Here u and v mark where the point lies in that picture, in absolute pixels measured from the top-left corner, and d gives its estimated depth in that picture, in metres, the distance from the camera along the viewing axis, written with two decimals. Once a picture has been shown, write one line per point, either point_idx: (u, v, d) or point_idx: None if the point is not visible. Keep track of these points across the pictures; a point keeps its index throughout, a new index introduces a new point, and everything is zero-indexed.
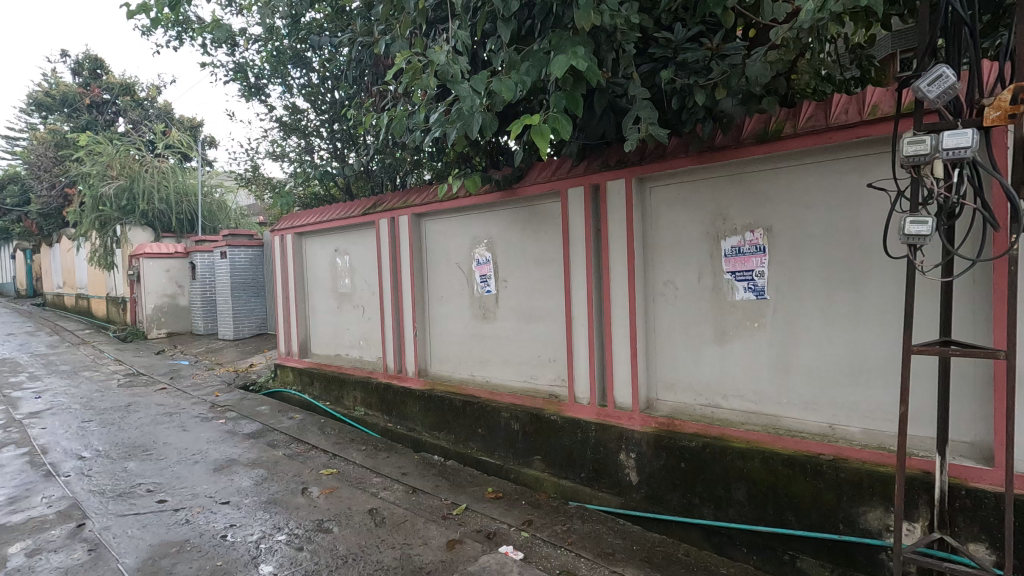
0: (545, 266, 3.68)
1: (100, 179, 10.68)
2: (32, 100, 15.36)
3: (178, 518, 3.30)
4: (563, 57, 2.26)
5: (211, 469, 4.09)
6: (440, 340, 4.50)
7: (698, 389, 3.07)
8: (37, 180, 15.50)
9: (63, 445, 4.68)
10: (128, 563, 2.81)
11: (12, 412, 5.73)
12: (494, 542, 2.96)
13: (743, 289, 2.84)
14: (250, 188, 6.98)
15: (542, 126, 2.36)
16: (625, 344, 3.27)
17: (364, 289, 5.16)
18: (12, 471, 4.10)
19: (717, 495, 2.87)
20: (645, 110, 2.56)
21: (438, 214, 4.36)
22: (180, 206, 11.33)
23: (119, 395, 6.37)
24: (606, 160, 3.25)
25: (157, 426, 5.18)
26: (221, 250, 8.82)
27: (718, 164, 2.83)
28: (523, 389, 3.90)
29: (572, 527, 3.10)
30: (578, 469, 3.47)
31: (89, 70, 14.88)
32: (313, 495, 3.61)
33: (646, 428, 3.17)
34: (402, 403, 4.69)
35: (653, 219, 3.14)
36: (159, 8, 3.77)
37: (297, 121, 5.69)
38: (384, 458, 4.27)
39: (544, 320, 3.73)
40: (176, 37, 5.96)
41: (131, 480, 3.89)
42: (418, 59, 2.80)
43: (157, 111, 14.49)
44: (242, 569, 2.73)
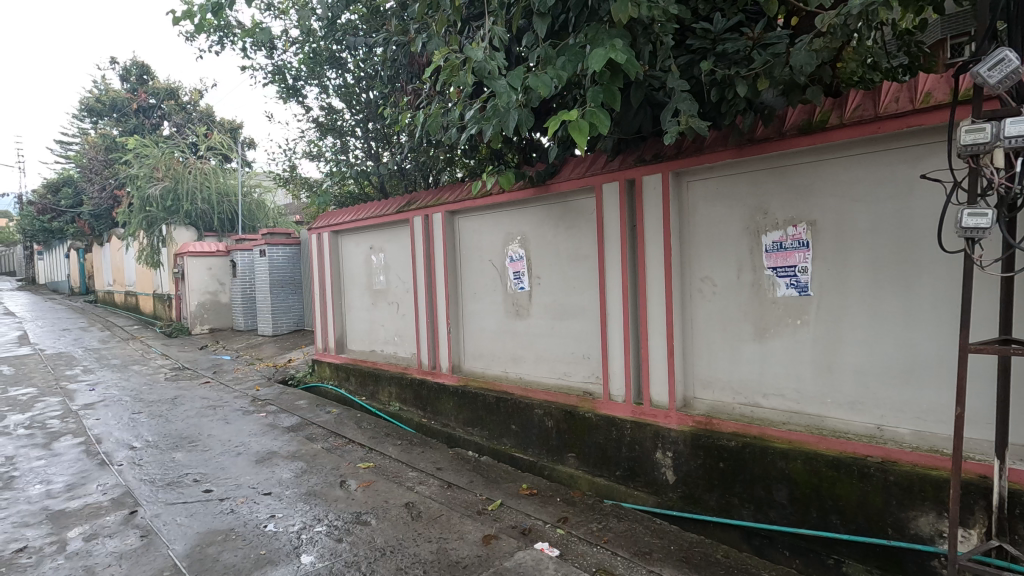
0: (578, 263, 3.66)
1: (146, 181, 11.13)
2: (83, 106, 16.11)
3: (223, 508, 3.41)
4: (601, 50, 2.23)
5: (252, 461, 4.21)
6: (474, 336, 4.52)
7: (737, 388, 3.00)
8: (88, 182, 16.25)
9: (115, 435, 4.90)
10: (178, 549, 2.92)
11: (69, 403, 6.03)
12: (529, 538, 2.97)
13: (785, 285, 2.75)
14: (288, 188, 7.14)
15: (580, 121, 2.32)
16: (661, 341, 3.22)
17: (399, 286, 5.23)
18: (70, 459, 4.32)
19: (758, 496, 2.80)
20: (685, 102, 2.50)
21: (471, 211, 4.37)
22: (221, 206, 11.69)
23: (166, 389, 6.63)
24: (642, 154, 3.20)
25: (202, 419, 5.36)
26: (260, 248, 9.07)
27: (758, 157, 2.76)
28: (557, 386, 3.89)
29: (607, 525, 3.07)
30: (612, 468, 3.44)
31: (136, 76, 15.55)
32: (351, 488, 3.68)
33: (683, 427, 3.11)
34: (436, 399, 4.74)
35: (691, 215, 3.08)
36: (202, 14, 3.88)
37: (333, 121, 5.80)
38: (419, 453, 4.32)
39: (578, 317, 3.71)
40: (217, 41, 6.14)
41: (179, 470, 4.04)
42: (455, 56, 2.80)
43: (199, 114, 14.99)
44: (285, 559, 2.80)
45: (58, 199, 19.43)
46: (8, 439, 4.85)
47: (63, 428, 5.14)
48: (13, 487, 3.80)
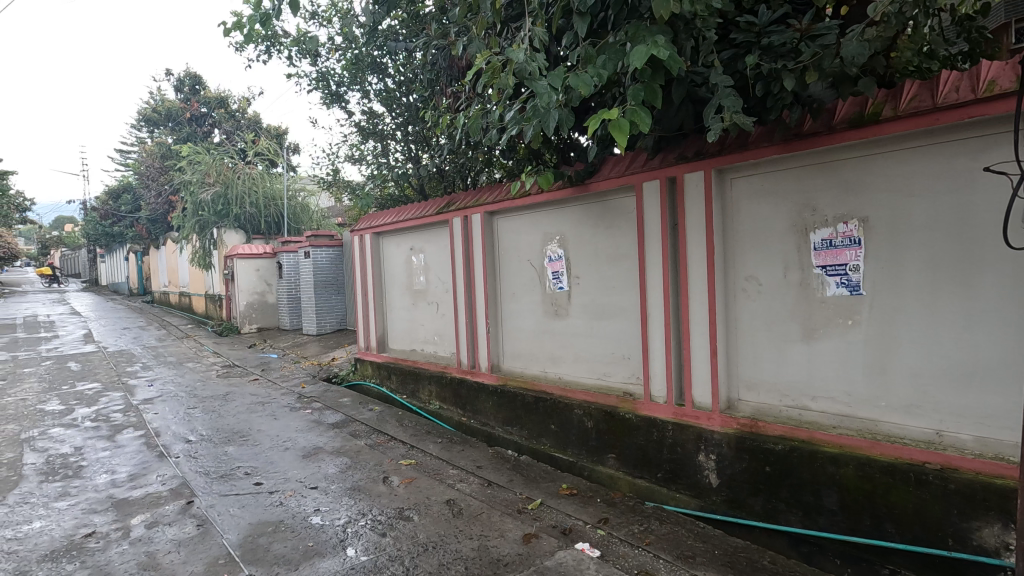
0: (618, 262, 3.63)
1: (199, 186, 11.64)
2: (141, 116, 16.98)
3: (273, 501, 3.54)
4: (643, 48, 2.21)
5: (299, 456, 4.35)
6: (512, 335, 4.55)
7: (784, 390, 2.91)
8: (146, 189, 17.11)
9: (173, 429, 5.14)
10: (232, 538, 3.05)
11: (130, 398, 6.37)
12: (570, 538, 2.96)
13: (835, 284, 2.66)
14: (331, 191, 7.34)
15: (621, 120, 2.30)
16: (704, 340, 3.15)
17: (439, 286, 5.29)
18: (132, 451, 4.57)
19: (806, 502, 2.72)
20: (728, 98, 2.45)
21: (509, 211, 4.40)
22: (268, 209, 12.12)
23: (218, 385, 6.92)
24: (683, 152, 3.15)
25: (252, 414, 5.58)
26: (305, 250, 9.37)
27: (806, 153, 2.68)
28: (596, 386, 3.87)
29: (649, 527, 3.03)
30: (654, 469, 3.40)
31: (189, 86, 16.24)
32: (394, 484, 3.76)
33: (726, 429, 3.05)
34: (475, 397, 4.79)
35: (734, 212, 3.02)
36: (251, 25, 4.03)
37: (374, 125, 5.93)
38: (459, 451, 4.37)
39: (618, 317, 3.68)
40: (264, 50, 6.36)
41: (231, 463, 4.21)
42: (496, 58, 2.82)
43: (247, 121, 15.56)
44: (332, 551, 2.88)
45: (119, 204, 20.55)
46: (76, 431, 5.17)
47: (125, 421, 5.43)
48: (81, 476, 4.05)
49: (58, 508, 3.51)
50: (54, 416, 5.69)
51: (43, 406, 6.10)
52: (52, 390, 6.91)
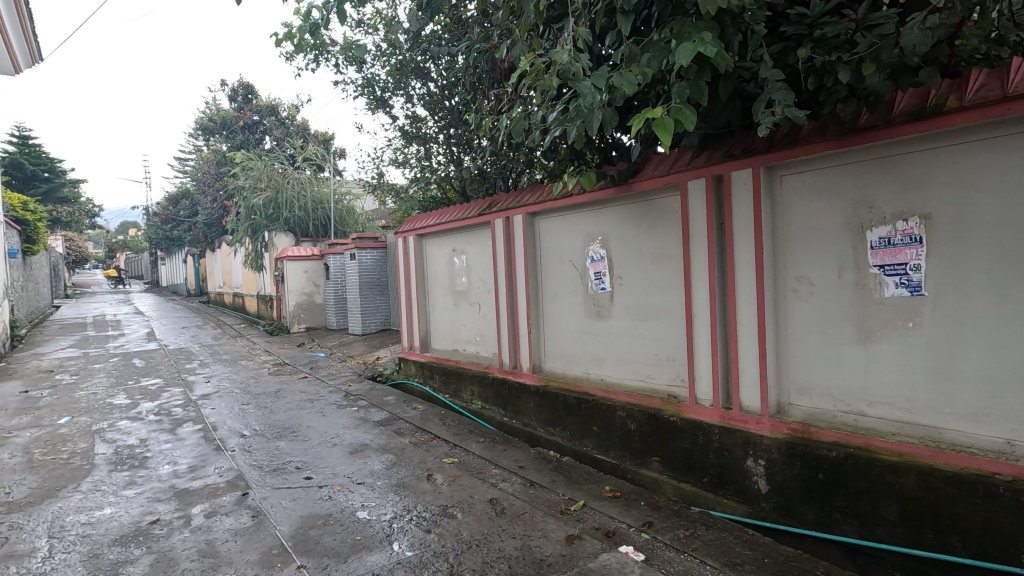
0: (662, 262, 3.58)
1: (251, 191, 12.13)
2: (199, 125, 17.82)
3: (322, 495, 3.66)
4: (689, 44, 2.17)
5: (347, 452, 4.48)
6: (554, 336, 4.54)
7: (838, 395, 2.80)
8: (203, 194, 17.95)
9: (228, 423, 5.38)
10: (284, 530, 3.17)
11: (189, 393, 6.70)
12: (613, 541, 2.94)
13: (894, 285, 2.54)
14: (375, 194, 7.51)
15: (665, 118, 2.26)
16: (752, 342, 3.07)
17: (481, 287, 5.34)
18: (192, 444, 4.81)
19: (862, 511, 2.61)
20: (780, 92, 2.38)
21: (551, 212, 4.40)
22: (316, 213, 12.51)
23: (270, 383, 7.20)
24: (730, 149, 3.08)
25: (302, 411, 5.77)
26: (351, 251, 9.63)
27: (862, 147, 2.57)
28: (639, 388, 3.82)
29: (695, 532, 2.97)
30: (699, 474, 3.33)
31: (241, 96, 16.81)
32: (438, 482, 3.82)
33: (776, 434, 2.95)
34: (517, 398, 4.81)
35: (784, 210, 2.93)
36: (301, 35, 4.17)
37: (417, 129, 6.05)
38: (502, 450, 4.40)
39: (661, 318, 3.62)
40: (313, 60, 6.59)
41: (283, 458, 4.38)
42: (540, 59, 2.84)
43: (297, 128, 16.10)
44: (379, 546, 2.96)
45: (180, 209, 21.68)
46: (141, 424, 5.47)
47: (186, 416, 5.72)
48: (147, 466, 4.29)
49: (126, 496, 3.73)
50: (121, 409, 6.04)
51: (111, 400, 6.49)
52: (119, 385, 7.34)
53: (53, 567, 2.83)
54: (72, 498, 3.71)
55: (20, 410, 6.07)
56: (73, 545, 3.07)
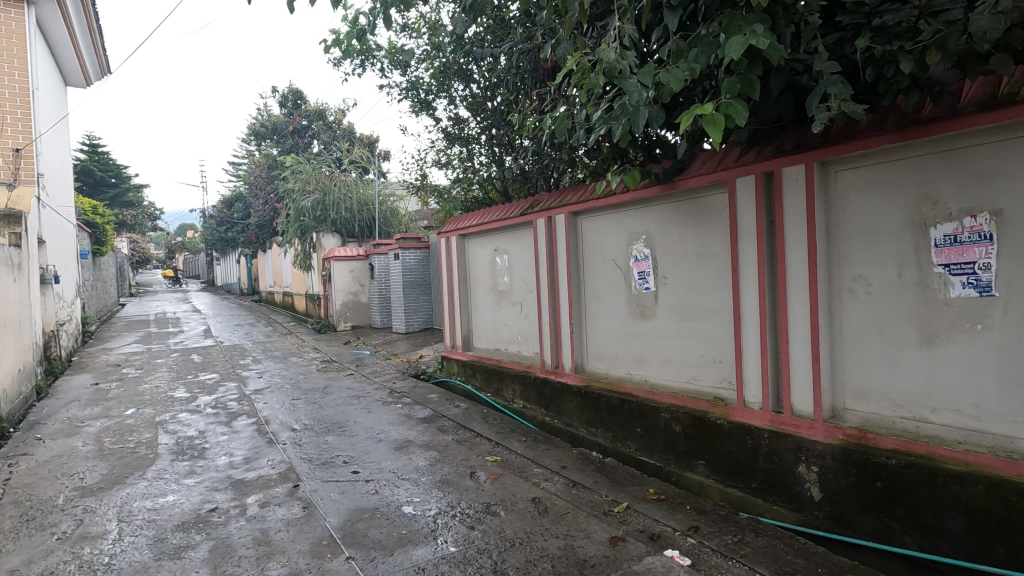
0: (708, 261, 3.50)
1: (300, 194, 12.57)
2: (251, 131, 18.59)
3: (369, 488, 3.76)
4: (740, 38, 2.11)
5: (392, 448, 4.58)
6: (597, 336, 4.51)
7: (898, 399, 2.67)
8: (255, 197, 18.70)
9: (280, 417, 5.59)
10: (334, 522, 3.27)
11: (243, 388, 6.99)
12: (658, 544, 2.90)
13: (961, 285, 2.41)
14: (418, 195, 7.65)
15: (715, 114, 2.22)
16: (805, 344, 2.96)
17: (522, 287, 5.36)
18: (246, 436, 5.02)
19: (925, 523, 2.49)
20: (836, 85, 2.29)
21: (594, 211, 4.37)
22: (362, 214, 12.84)
23: (318, 379, 7.43)
24: (781, 144, 2.98)
25: (348, 407, 5.94)
26: (395, 252, 9.85)
27: (924, 141, 2.45)
28: (684, 390, 3.75)
29: (743, 539, 2.89)
30: (747, 479, 3.24)
31: (292, 101, 17.48)
32: (480, 479, 3.86)
33: (830, 440, 2.84)
34: (559, 398, 4.80)
35: (840, 208, 2.81)
36: (349, 40, 4.28)
37: (460, 130, 6.13)
38: (544, 450, 4.40)
39: (708, 319, 3.54)
40: (360, 65, 6.77)
41: (331, 452, 4.52)
42: (586, 58, 2.83)
43: (343, 132, 16.56)
44: (424, 540, 3.01)
45: (234, 212, 22.66)
46: (200, 416, 5.75)
47: (240, 409, 5.97)
48: (205, 457, 4.51)
49: (187, 484, 3.93)
50: (182, 402, 6.37)
51: (172, 393, 6.84)
52: (179, 379, 7.73)
53: (123, 548, 3.01)
54: (138, 485, 3.94)
55: (92, 401, 6.47)
56: (139, 529, 3.25)
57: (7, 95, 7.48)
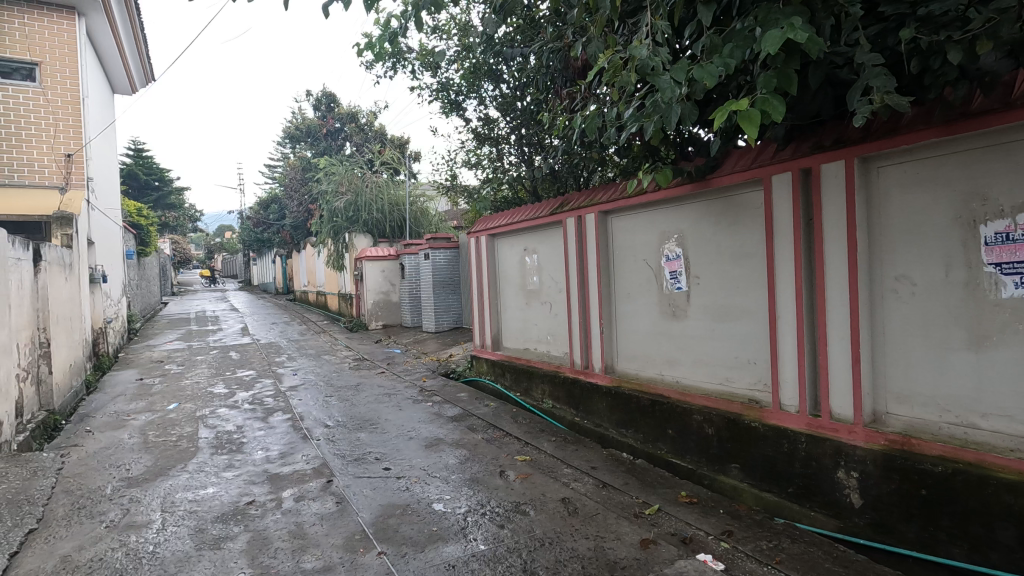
0: (743, 261, 3.42)
1: (333, 195, 12.83)
2: (287, 134, 19.05)
3: (400, 485, 3.81)
4: (777, 32, 2.06)
5: (422, 446, 4.63)
6: (627, 337, 4.47)
7: (944, 404, 2.57)
8: (290, 198, 19.16)
9: (314, 414, 5.71)
10: (366, 517, 3.33)
11: (279, 384, 7.17)
12: (690, 548, 2.85)
13: (1013, 285, 2.30)
14: (448, 195, 7.71)
15: (751, 110, 2.17)
16: (844, 346, 2.87)
17: (552, 286, 5.34)
18: (282, 432, 5.15)
19: (974, 533, 2.39)
20: (878, 78, 2.21)
21: (624, 210, 4.33)
22: (393, 214, 13.02)
23: (350, 376, 7.57)
24: (820, 140, 2.90)
25: (380, 404, 6.03)
26: (425, 251, 9.96)
27: (974, 134, 2.35)
28: (717, 392, 3.68)
29: (779, 545, 2.82)
30: (783, 484, 3.16)
31: (325, 104, 17.79)
32: (510, 478, 3.87)
33: (871, 445, 2.75)
34: (589, 398, 4.78)
35: (882, 205, 2.72)
36: (381, 44, 4.34)
37: (490, 130, 6.15)
38: (573, 450, 4.38)
39: (742, 319, 3.47)
40: (391, 67, 6.86)
41: (363, 448, 4.60)
42: (618, 56, 2.81)
43: (375, 134, 16.82)
44: (454, 537, 3.04)
45: (270, 213, 23.27)
46: (238, 411, 5.93)
47: (276, 405, 6.13)
48: (243, 451, 4.64)
49: (226, 477, 4.06)
50: (221, 398, 6.57)
51: (211, 389, 7.06)
52: (218, 375, 7.98)
53: (166, 538, 3.13)
54: (180, 477, 4.08)
55: (137, 396, 6.74)
56: (182, 519, 3.37)
57: (59, 103, 7.84)
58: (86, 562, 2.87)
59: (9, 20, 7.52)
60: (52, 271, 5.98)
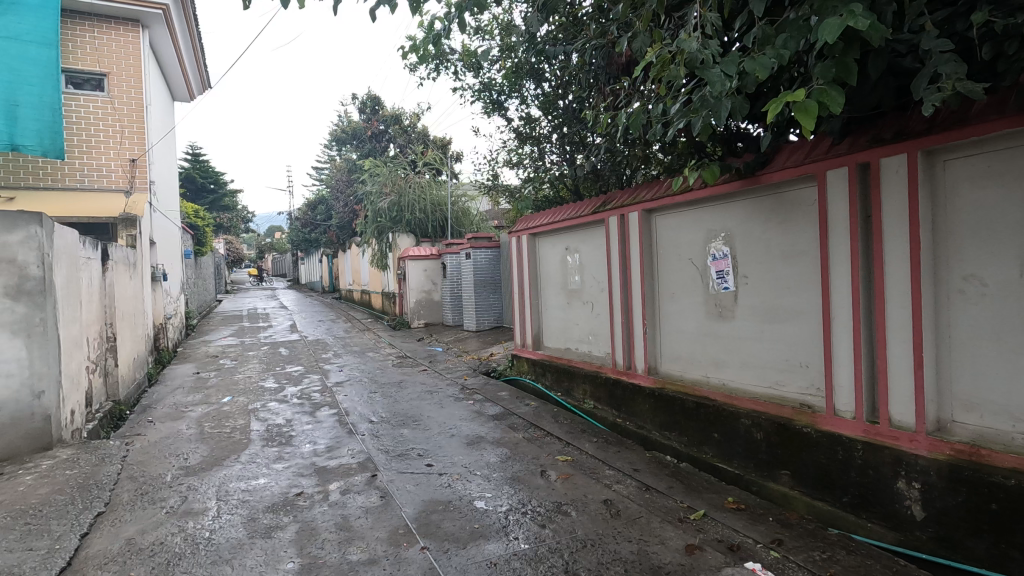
0: (795, 260, 3.30)
1: (378, 196, 13.12)
2: (334, 137, 19.59)
3: (442, 482, 3.85)
4: (836, 19, 1.96)
5: (464, 443, 4.67)
6: (671, 338, 4.38)
7: (1017, 413, 2.40)
8: (336, 199, 19.68)
9: (359, 409, 5.85)
10: (409, 511, 3.39)
11: (326, 380, 7.39)
12: (738, 556, 2.77)
13: None
14: (490, 195, 7.74)
15: (808, 101, 2.08)
16: (905, 349, 2.72)
17: (594, 286, 5.29)
18: (329, 426, 5.30)
19: None
20: (949, 64, 2.09)
21: (668, 208, 4.24)
22: (435, 214, 13.21)
23: (394, 373, 7.72)
24: (879, 132, 2.76)
25: (422, 401, 6.12)
26: (467, 250, 10.06)
27: None
28: (766, 395, 3.56)
29: (834, 556, 2.70)
30: (838, 493, 3.03)
31: (370, 106, 18.18)
32: (552, 478, 3.85)
33: (935, 454, 2.60)
34: (632, 400, 4.70)
35: (948, 199, 2.56)
36: (425, 46, 4.40)
37: (532, 130, 6.14)
38: (615, 452, 4.33)
39: (793, 320, 3.34)
40: (434, 69, 6.95)
41: (407, 444, 4.67)
42: (666, 50, 2.75)
43: (418, 135, 17.08)
44: (495, 535, 3.05)
45: (317, 213, 23.99)
46: (287, 405, 6.13)
47: (323, 400, 6.31)
48: (292, 444, 4.80)
49: (276, 469, 4.20)
50: (271, 392, 6.81)
51: (262, 383, 7.33)
52: (269, 370, 8.28)
53: (221, 525, 3.26)
54: (234, 467, 4.25)
55: (194, 388, 7.08)
56: (235, 508, 3.52)
57: (125, 111, 8.31)
58: (149, 545, 3.02)
59: (81, 34, 8.02)
60: (118, 270, 6.36)
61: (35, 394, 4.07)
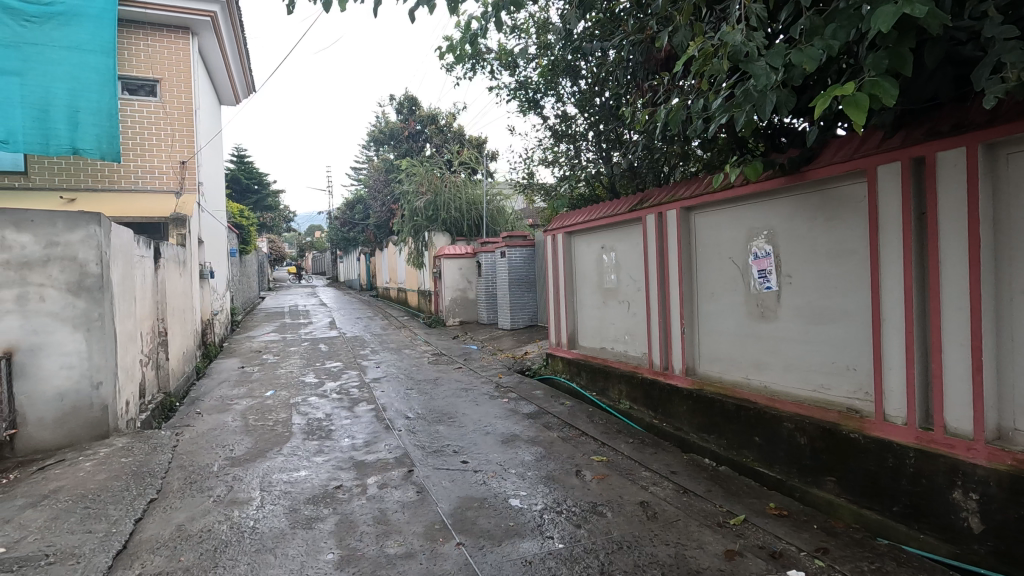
0: (842, 259, 3.18)
1: (415, 195, 13.28)
2: (372, 137, 19.94)
3: (478, 479, 3.88)
4: (890, 7, 1.87)
5: (498, 441, 4.69)
6: (710, 338, 4.29)
7: None
8: (374, 199, 20.04)
9: (395, 405, 5.94)
10: (445, 507, 3.42)
11: (364, 376, 7.53)
12: (780, 563, 2.69)
13: None
14: (525, 193, 7.74)
15: (859, 94, 2.00)
16: (962, 353, 2.59)
17: (630, 285, 5.22)
18: (366, 421, 5.40)
19: None
20: (1013, 52, 1.96)
21: (708, 206, 4.15)
22: (470, 213, 13.29)
23: (429, 371, 7.81)
24: (935, 125, 2.63)
25: (457, 399, 6.18)
26: (502, 249, 10.07)
27: None
28: (810, 399, 3.44)
29: (883, 567, 2.59)
30: (887, 501, 2.90)
31: (407, 107, 18.43)
32: (587, 478, 3.83)
33: (994, 464, 2.46)
34: (668, 401, 4.63)
35: (1010, 195, 2.43)
36: (462, 45, 4.43)
37: (568, 128, 6.11)
38: (652, 453, 4.26)
39: (840, 322, 3.22)
40: (471, 69, 6.99)
41: (442, 441, 4.72)
42: (709, 44, 2.69)
43: (454, 135, 17.22)
44: (530, 534, 3.05)
45: (355, 213, 24.49)
46: (327, 400, 6.28)
47: (361, 396, 6.44)
48: (331, 438, 4.92)
49: (317, 462, 4.31)
50: (311, 387, 7.00)
51: (303, 378, 7.54)
52: (309, 365, 8.50)
53: (264, 515, 3.37)
54: (276, 459, 4.39)
55: (239, 382, 7.33)
56: (277, 498, 3.63)
57: (175, 115, 8.66)
58: (197, 532, 3.15)
59: (136, 42, 8.41)
60: (169, 267, 6.64)
61: (94, 385, 4.29)
